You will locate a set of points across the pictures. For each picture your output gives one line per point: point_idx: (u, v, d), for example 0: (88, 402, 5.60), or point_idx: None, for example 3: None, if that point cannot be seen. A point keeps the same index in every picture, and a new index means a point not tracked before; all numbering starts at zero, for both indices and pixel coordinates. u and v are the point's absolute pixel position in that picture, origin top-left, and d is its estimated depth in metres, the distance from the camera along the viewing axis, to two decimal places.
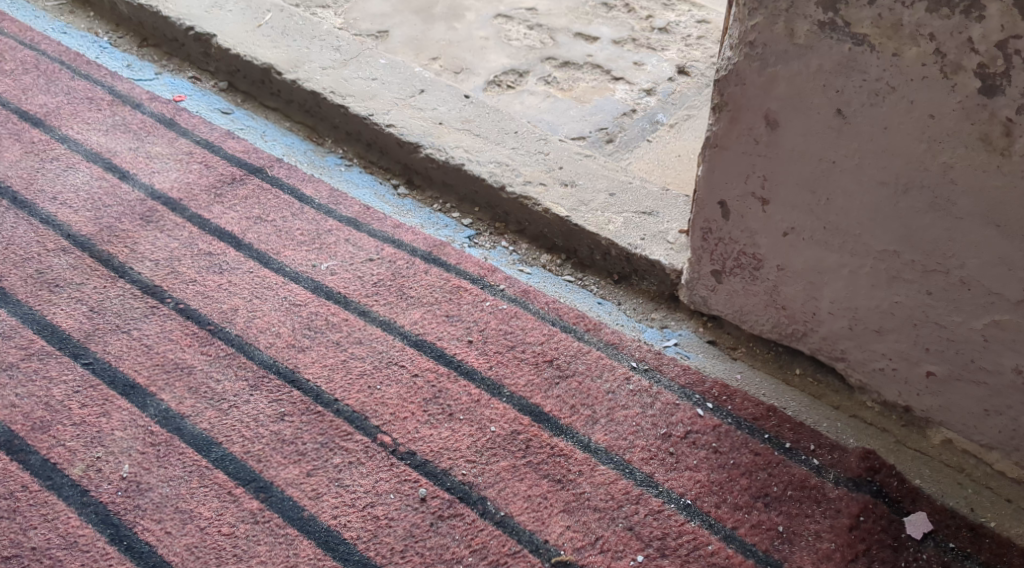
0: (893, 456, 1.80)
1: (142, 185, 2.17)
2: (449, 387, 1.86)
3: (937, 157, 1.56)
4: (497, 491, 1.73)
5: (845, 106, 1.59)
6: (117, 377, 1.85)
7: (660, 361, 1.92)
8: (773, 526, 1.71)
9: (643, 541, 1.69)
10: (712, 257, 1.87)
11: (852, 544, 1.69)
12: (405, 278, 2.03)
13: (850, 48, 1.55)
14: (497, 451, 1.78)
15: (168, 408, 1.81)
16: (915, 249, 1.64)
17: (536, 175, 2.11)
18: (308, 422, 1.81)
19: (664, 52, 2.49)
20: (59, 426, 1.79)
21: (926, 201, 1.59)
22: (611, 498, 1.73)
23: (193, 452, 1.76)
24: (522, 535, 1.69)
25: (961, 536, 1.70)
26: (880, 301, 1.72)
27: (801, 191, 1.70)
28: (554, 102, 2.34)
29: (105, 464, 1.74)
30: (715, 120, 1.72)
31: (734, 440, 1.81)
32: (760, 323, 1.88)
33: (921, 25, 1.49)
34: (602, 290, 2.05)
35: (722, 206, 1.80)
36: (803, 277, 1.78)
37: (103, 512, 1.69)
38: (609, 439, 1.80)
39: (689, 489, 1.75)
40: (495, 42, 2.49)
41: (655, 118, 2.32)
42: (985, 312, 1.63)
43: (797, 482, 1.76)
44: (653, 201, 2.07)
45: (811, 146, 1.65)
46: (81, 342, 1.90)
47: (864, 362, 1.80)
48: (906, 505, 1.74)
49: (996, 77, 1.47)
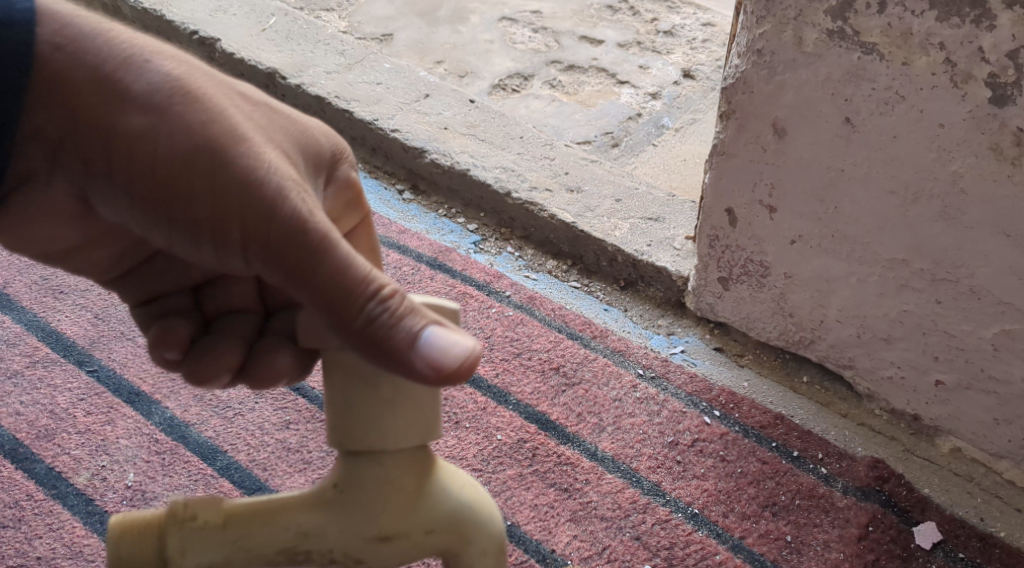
0: (902, 465, 1.79)
1: None
2: (455, 394, 1.86)
3: (946, 166, 1.55)
4: (504, 500, 1.72)
5: (854, 115, 1.58)
6: (122, 385, 1.85)
7: (667, 369, 1.91)
8: (781, 536, 1.70)
9: (651, 551, 1.68)
10: (719, 264, 1.86)
11: (861, 555, 1.68)
12: (411, 284, 2.03)
13: (860, 56, 1.54)
14: (504, 460, 1.77)
15: (173, 416, 1.81)
16: (923, 257, 1.63)
17: (542, 180, 2.10)
18: (313, 431, 1.80)
19: (669, 55, 2.48)
20: (64, 434, 1.78)
21: (935, 210, 1.58)
22: (619, 507, 1.72)
23: (198, 460, 1.75)
24: (529, 544, 1.68)
25: (971, 546, 1.69)
26: (889, 309, 1.71)
27: (809, 200, 1.69)
28: (559, 106, 2.33)
29: (110, 472, 1.74)
30: (723, 128, 1.71)
31: (741, 448, 1.80)
32: (767, 330, 1.88)
33: (931, 34, 1.48)
34: (608, 296, 2.04)
35: (728, 214, 1.79)
36: (811, 285, 1.77)
37: (109, 521, 1.68)
38: (616, 447, 1.80)
39: (696, 498, 1.74)
40: (500, 46, 2.49)
41: (660, 122, 2.31)
42: (995, 321, 1.62)
43: (805, 491, 1.75)
44: (660, 207, 2.06)
45: (820, 154, 1.64)
46: (86, 350, 1.90)
47: (872, 370, 1.79)
48: (915, 515, 1.73)
49: (1007, 87, 1.46)
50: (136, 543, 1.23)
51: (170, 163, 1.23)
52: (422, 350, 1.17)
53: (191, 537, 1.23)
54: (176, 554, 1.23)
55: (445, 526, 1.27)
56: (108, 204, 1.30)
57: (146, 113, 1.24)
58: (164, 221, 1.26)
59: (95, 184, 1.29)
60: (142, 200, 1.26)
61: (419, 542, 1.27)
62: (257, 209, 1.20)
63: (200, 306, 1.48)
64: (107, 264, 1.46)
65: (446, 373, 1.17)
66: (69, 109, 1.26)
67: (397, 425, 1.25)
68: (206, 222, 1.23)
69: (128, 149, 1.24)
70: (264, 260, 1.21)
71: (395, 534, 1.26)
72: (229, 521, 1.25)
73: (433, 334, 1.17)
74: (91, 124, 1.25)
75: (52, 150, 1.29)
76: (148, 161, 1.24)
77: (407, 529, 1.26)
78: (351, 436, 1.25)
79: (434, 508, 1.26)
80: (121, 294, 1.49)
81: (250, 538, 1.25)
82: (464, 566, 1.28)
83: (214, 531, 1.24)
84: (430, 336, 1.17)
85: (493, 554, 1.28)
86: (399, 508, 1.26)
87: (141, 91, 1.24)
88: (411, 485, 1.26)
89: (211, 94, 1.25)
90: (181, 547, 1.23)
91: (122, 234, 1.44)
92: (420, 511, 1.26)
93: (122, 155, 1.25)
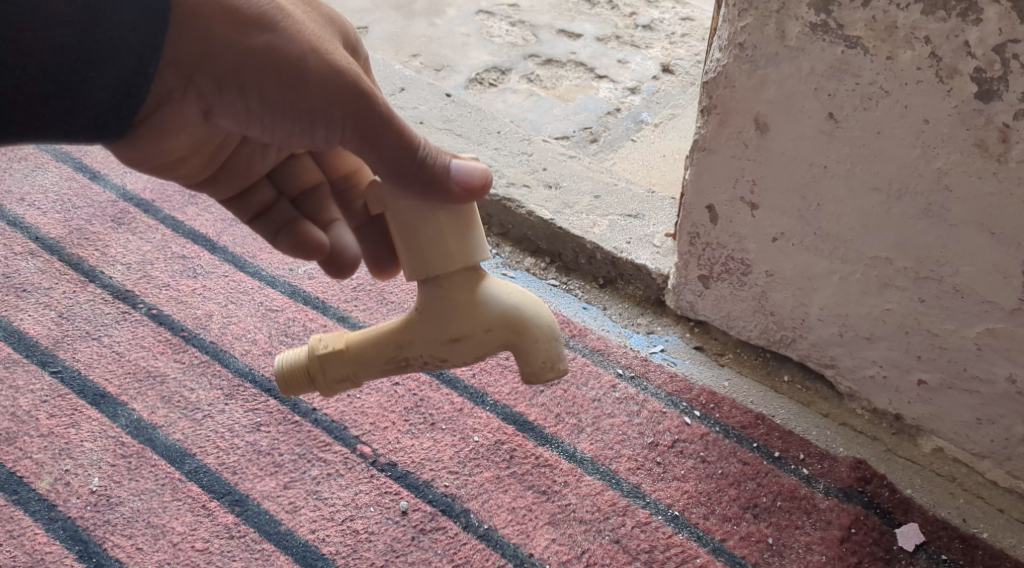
0: (884, 465, 1.76)
1: (113, 185, 2.14)
2: (431, 395, 1.82)
3: (931, 162, 1.52)
4: (480, 503, 1.69)
5: (837, 110, 1.55)
6: (87, 386, 1.80)
7: (647, 368, 1.87)
8: (762, 538, 1.67)
9: (630, 554, 1.65)
10: (700, 262, 1.82)
11: (843, 558, 1.65)
12: (386, 282, 1.99)
13: (844, 51, 1.51)
14: (481, 462, 1.74)
15: (140, 418, 1.76)
16: (907, 255, 1.60)
17: (520, 176, 2.07)
18: (285, 433, 1.75)
19: (648, 50, 2.45)
20: (26, 438, 1.74)
21: (919, 207, 1.56)
22: (597, 509, 1.69)
23: (166, 464, 1.71)
24: (506, 549, 1.64)
25: (953, 548, 1.67)
26: (871, 308, 1.68)
27: (791, 196, 1.66)
28: (537, 101, 2.30)
29: (74, 477, 1.69)
30: (703, 123, 1.68)
31: (722, 449, 1.77)
32: (748, 329, 1.85)
33: (916, 28, 1.45)
34: (587, 294, 2.00)
35: (709, 211, 1.76)
36: (792, 283, 1.74)
37: (72, 527, 1.64)
38: (595, 448, 1.76)
39: (676, 500, 1.71)
40: (476, 39, 2.46)
41: (640, 117, 2.27)
42: (979, 320, 1.59)
43: (787, 492, 1.72)
44: (639, 203, 2.03)
45: (802, 151, 1.61)
46: (49, 350, 1.85)
47: (854, 369, 1.76)
48: (898, 517, 1.70)
49: (993, 82, 1.43)
50: (287, 372, 1.39)
51: (285, 71, 1.30)
52: (453, 178, 1.31)
53: (322, 359, 1.38)
54: (315, 374, 1.38)
55: (504, 324, 1.36)
56: (228, 117, 1.35)
57: (262, 30, 1.29)
58: (271, 121, 1.34)
59: (224, 98, 1.33)
60: (253, 106, 1.33)
61: (486, 340, 1.37)
62: (352, 95, 1.30)
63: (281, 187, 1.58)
64: (200, 169, 1.52)
65: (474, 191, 1.32)
66: (193, 35, 1.29)
67: (454, 247, 1.34)
68: (308, 116, 1.32)
69: (245, 63, 1.30)
70: (355, 137, 1.32)
71: (463, 335, 1.37)
72: (353, 341, 1.39)
73: (457, 164, 1.32)
74: (206, 51, 1.30)
75: (186, 72, 1.31)
76: (261, 71, 1.30)
77: (473, 328, 1.36)
78: (418, 266, 1.35)
79: (492, 310, 1.36)
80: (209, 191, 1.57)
81: (365, 352, 1.38)
82: (525, 360, 1.38)
83: (341, 353, 1.38)
84: (456, 167, 1.31)
85: (554, 341, 1.38)
86: (466, 322, 1.36)
87: (253, 10, 1.29)
88: (469, 300, 1.36)
89: (294, 9, 1.32)
90: (316, 368, 1.38)
91: (214, 139, 1.48)
92: (480, 315, 1.36)
93: (241, 71, 1.30)
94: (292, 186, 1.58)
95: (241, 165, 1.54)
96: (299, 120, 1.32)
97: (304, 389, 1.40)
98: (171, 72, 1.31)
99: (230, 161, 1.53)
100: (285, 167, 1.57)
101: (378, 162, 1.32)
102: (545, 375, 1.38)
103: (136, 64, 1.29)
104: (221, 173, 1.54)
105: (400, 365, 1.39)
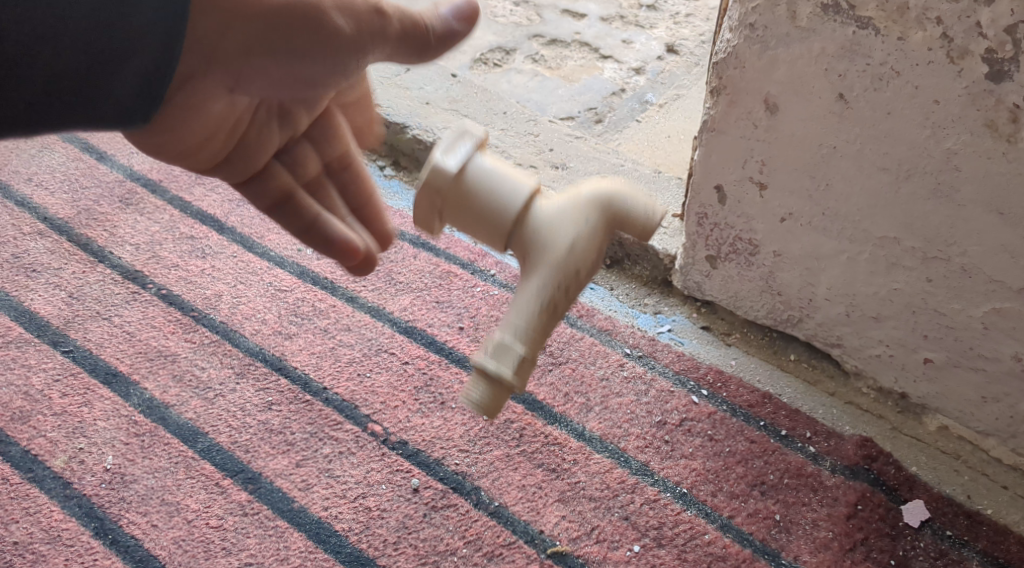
0: (889, 443, 1.78)
1: (120, 166, 2.14)
2: (440, 374, 1.83)
3: (940, 143, 1.53)
4: (491, 481, 1.70)
5: (848, 91, 1.56)
6: (99, 365, 1.81)
7: (654, 348, 1.89)
8: (769, 515, 1.69)
9: (640, 531, 1.66)
10: (708, 242, 1.83)
11: (850, 534, 1.67)
12: (394, 263, 2.00)
13: (855, 31, 1.52)
14: (491, 441, 1.75)
15: (152, 397, 1.77)
16: (915, 235, 1.62)
17: (526, 157, 2.09)
18: (296, 412, 1.77)
19: (652, 30, 2.45)
20: (40, 416, 1.75)
21: (928, 187, 1.57)
22: (606, 487, 1.71)
23: (179, 442, 1.72)
24: (517, 525, 1.66)
25: (958, 524, 1.69)
26: (878, 288, 1.70)
27: (800, 176, 1.67)
28: (541, 81, 2.31)
29: (88, 455, 1.70)
30: (713, 103, 1.69)
31: (729, 427, 1.78)
32: (755, 309, 1.86)
33: (928, 8, 1.46)
34: (594, 275, 2.02)
35: (717, 191, 1.77)
36: (800, 263, 1.75)
37: (87, 505, 1.65)
38: (604, 427, 1.78)
39: (685, 477, 1.73)
40: (480, 19, 2.47)
41: (644, 98, 2.28)
42: (985, 299, 1.61)
43: (794, 470, 1.73)
44: (645, 183, 2.04)
45: (812, 131, 1.62)
46: (60, 330, 1.86)
47: (860, 348, 1.78)
48: (903, 494, 1.72)
49: (1004, 62, 1.45)
50: (472, 394, 1.38)
51: (302, 19, 1.39)
52: (452, 20, 1.45)
53: (492, 357, 1.38)
54: (496, 373, 1.37)
55: (594, 210, 1.42)
56: (258, 77, 1.44)
57: None
58: (300, 68, 1.43)
59: (254, 62, 1.41)
60: (281, 62, 1.42)
61: (590, 232, 1.42)
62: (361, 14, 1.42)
63: (286, 170, 1.58)
64: (220, 150, 1.53)
65: (470, 16, 1.46)
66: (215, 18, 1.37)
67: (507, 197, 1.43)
68: (336, 52, 1.42)
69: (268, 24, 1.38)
70: (384, 47, 1.45)
71: (575, 240, 1.41)
72: (503, 329, 1.40)
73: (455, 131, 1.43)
74: (235, 29, 1.38)
75: (209, 51, 1.39)
76: (282, 27, 1.39)
77: (573, 229, 1.41)
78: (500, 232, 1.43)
79: (580, 208, 1.42)
80: (222, 174, 1.56)
81: (520, 322, 1.39)
82: (633, 222, 1.43)
83: (500, 339, 1.39)
84: (447, 11, 1.45)
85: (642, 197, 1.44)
86: (570, 229, 1.41)
87: None
88: (557, 215, 1.42)
89: None
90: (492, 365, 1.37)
91: (241, 122, 1.51)
92: (571, 222, 1.42)
93: (267, 34, 1.39)
94: (298, 171, 1.59)
95: (259, 143, 1.54)
96: (324, 59, 1.42)
97: (496, 397, 1.38)
98: (197, 54, 1.39)
99: (247, 137, 1.53)
100: (289, 153, 1.58)
101: (402, 51, 1.46)
102: (652, 227, 1.44)
103: (159, 49, 1.35)
104: (234, 154, 1.54)
105: (551, 313, 1.40)
